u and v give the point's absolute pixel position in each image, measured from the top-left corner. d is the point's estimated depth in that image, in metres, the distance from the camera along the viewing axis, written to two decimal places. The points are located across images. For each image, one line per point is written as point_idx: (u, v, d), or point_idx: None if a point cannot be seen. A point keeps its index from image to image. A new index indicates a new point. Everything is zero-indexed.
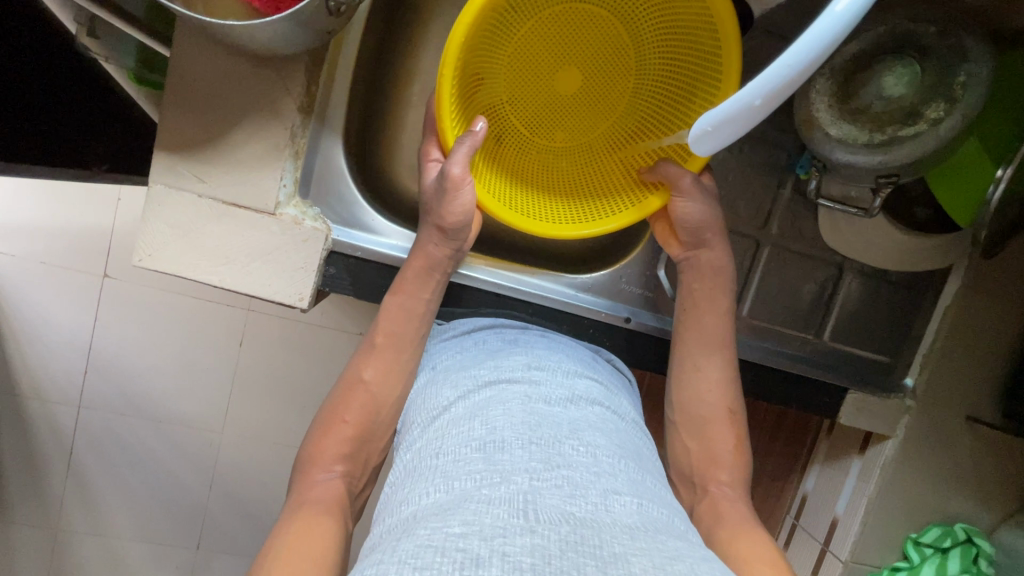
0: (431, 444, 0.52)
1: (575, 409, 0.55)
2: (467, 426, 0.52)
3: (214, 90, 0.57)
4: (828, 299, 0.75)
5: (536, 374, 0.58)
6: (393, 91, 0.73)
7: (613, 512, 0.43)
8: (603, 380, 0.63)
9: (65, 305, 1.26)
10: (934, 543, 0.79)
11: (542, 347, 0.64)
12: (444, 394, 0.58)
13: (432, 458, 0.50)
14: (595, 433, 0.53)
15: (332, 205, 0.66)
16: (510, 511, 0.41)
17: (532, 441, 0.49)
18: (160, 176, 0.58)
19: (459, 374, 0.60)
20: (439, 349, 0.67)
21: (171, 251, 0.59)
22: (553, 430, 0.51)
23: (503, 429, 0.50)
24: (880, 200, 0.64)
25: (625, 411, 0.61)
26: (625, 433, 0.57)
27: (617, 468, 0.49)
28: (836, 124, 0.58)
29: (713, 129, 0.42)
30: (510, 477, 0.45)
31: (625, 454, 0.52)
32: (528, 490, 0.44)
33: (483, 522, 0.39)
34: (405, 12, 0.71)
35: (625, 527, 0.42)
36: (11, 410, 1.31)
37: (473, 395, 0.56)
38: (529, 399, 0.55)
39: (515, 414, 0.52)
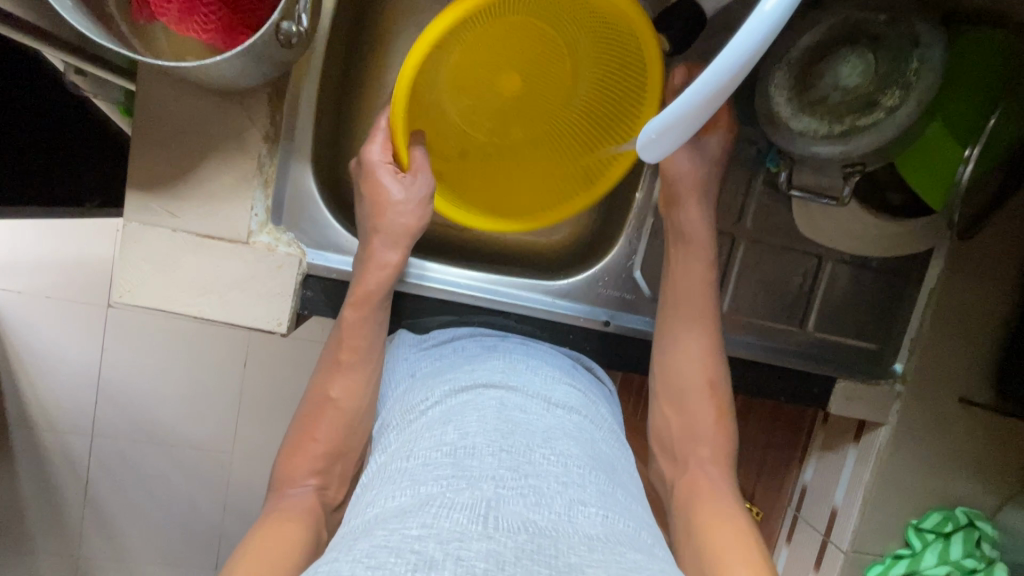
0: (404, 448, 0.53)
1: (548, 418, 0.56)
2: (440, 431, 0.52)
3: (179, 125, 0.58)
4: (809, 290, 0.75)
5: (513, 380, 0.59)
6: (361, 111, 0.74)
7: (576, 522, 0.44)
8: (581, 387, 0.64)
9: (70, 339, 1.29)
10: (934, 529, 0.78)
11: (521, 354, 0.65)
12: (421, 397, 0.59)
13: (403, 460, 0.51)
14: (568, 442, 0.53)
15: (306, 230, 0.66)
16: (470, 516, 0.42)
17: (503, 448, 0.50)
18: (134, 213, 0.59)
19: (436, 379, 0.61)
20: (418, 355, 0.67)
21: (149, 286, 0.60)
22: (525, 438, 0.52)
23: (475, 435, 0.51)
24: (850, 188, 0.64)
25: (602, 418, 0.62)
26: (600, 442, 0.57)
27: (587, 478, 0.50)
28: (796, 117, 0.58)
29: (659, 135, 0.43)
30: (477, 483, 0.46)
31: (597, 464, 0.53)
32: (492, 496, 0.45)
33: (441, 526, 0.40)
34: (367, 34, 0.73)
35: (584, 538, 0.43)
36: (25, 443, 1.34)
37: (449, 400, 0.57)
38: (505, 405, 0.55)
39: (488, 421, 0.53)
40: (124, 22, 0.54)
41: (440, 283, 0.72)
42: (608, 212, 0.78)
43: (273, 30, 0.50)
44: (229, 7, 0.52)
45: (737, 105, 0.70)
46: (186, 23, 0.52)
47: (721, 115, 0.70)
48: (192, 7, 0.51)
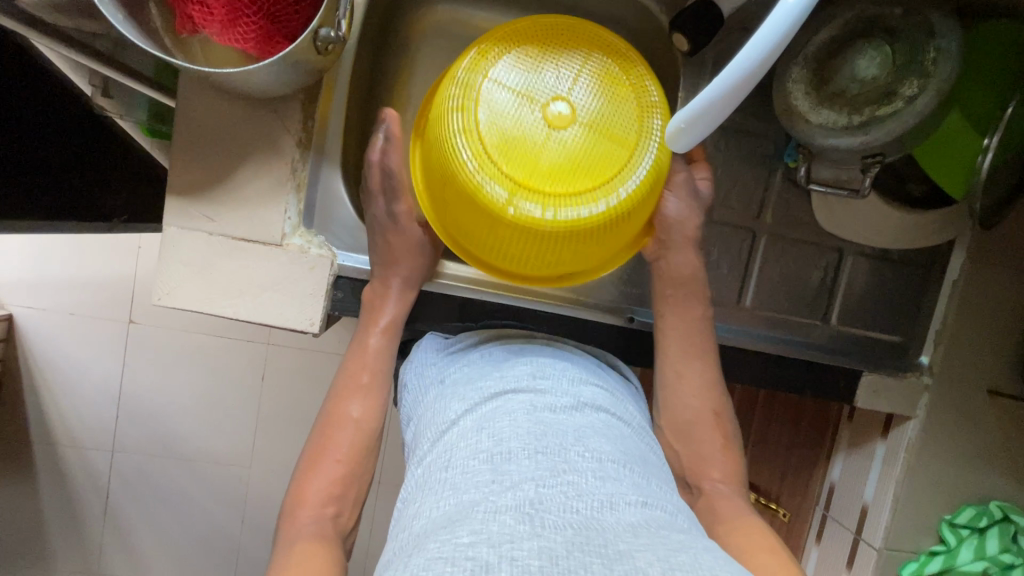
0: (441, 457, 0.53)
1: (579, 417, 0.56)
2: (475, 439, 0.53)
3: (219, 135, 0.61)
4: (831, 285, 0.76)
5: (541, 383, 0.60)
6: (383, 119, 0.77)
7: (618, 512, 0.45)
8: (607, 385, 0.64)
9: (95, 354, 1.31)
10: (969, 524, 0.77)
11: (546, 355, 0.65)
12: (452, 407, 0.59)
13: (442, 470, 0.52)
14: (599, 439, 0.54)
15: (336, 232, 0.69)
16: (516, 518, 0.43)
17: (538, 450, 0.50)
18: (172, 217, 0.61)
19: (466, 387, 0.61)
20: (443, 362, 0.67)
21: (186, 288, 0.62)
22: (558, 438, 0.52)
23: (509, 440, 0.52)
24: (870, 179, 0.65)
25: (629, 417, 0.62)
26: (629, 438, 0.58)
27: (622, 471, 0.50)
28: (814, 110, 0.60)
29: (687, 125, 0.44)
30: (518, 485, 0.46)
31: (630, 458, 0.53)
32: (534, 497, 0.45)
33: (489, 530, 0.41)
34: (389, 45, 0.76)
35: (628, 526, 0.44)
36: (51, 459, 1.35)
37: (480, 407, 0.57)
38: (533, 408, 0.56)
39: (520, 424, 0.54)
40: (168, 35, 0.56)
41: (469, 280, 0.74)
42: None
43: (311, 37, 0.52)
44: (269, 18, 0.54)
45: (752, 102, 0.71)
46: (228, 33, 0.54)
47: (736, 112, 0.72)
48: (234, 18, 0.53)
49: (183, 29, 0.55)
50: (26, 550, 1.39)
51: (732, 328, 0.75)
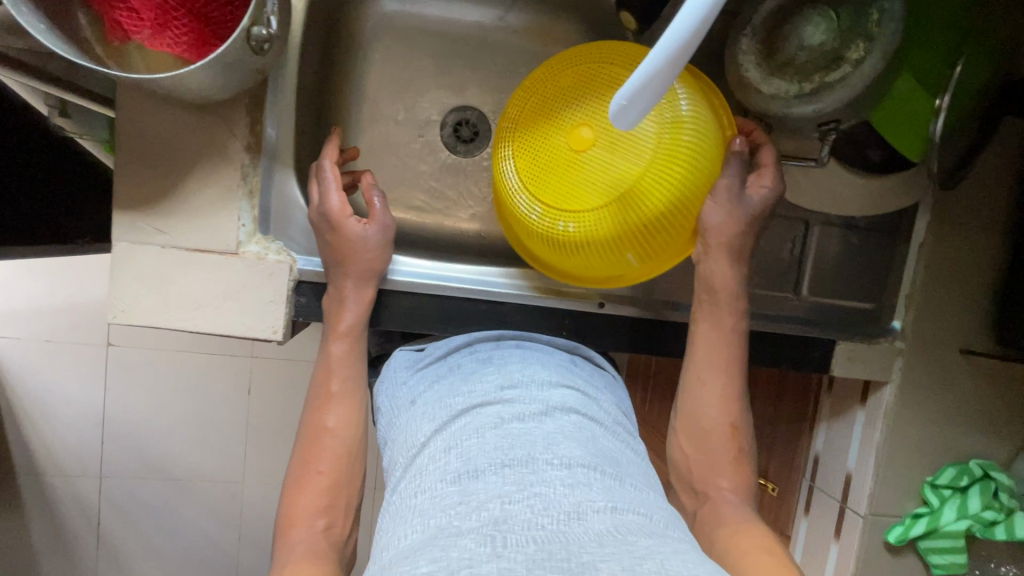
0: (410, 482, 0.52)
1: (549, 423, 0.55)
2: (443, 460, 0.52)
3: (164, 145, 0.59)
4: (800, 256, 0.76)
5: (509, 393, 0.58)
6: (338, 119, 0.76)
7: (586, 521, 0.44)
8: (580, 388, 0.63)
9: (73, 380, 1.28)
10: (950, 484, 0.77)
11: (516, 361, 0.64)
12: (422, 427, 0.58)
13: (411, 497, 0.50)
14: (571, 445, 0.52)
15: (294, 238, 0.67)
16: (477, 540, 0.41)
17: (506, 464, 0.49)
18: (122, 233, 0.60)
19: (436, 405, 0.60)
20: (414, 380, 0.67)
21: (141, 304, 0.60)
22: (527, 449, 0.51)
23: (477, 458, 0.50)
24: (827, 148, 0.65)
25: (605, 417, 0.61)
26: (604, 440, 0.56)
27: (592, 477, 0.49)
28: (766, 81, 0.60)
29: (630, 100, 0.43)
30: (483, 506, 0.45)
31: (604, 462, 0.52)
32: (499, 516, 0.44)
33: (449, 557, 0.40)
34: (339, 43, 0.75)
35: (595, 535, 0.42)
36: (35, 490, 1.32)
37: (448, 426, 0.56)
38: (502, 421, 0.55)
39: (488, 441, 0.52)
40: (97, 41, 0.53)
41: (431, 279, 0.72)
42: None
43: (243, 37, 0.50)
44: (201, 20, 0.52)
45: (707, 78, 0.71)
46: (159, 38, 0.52)
47: None
48: (164, 21, 0.52)
49: (113, 34, 0.53)
50: None
51: None
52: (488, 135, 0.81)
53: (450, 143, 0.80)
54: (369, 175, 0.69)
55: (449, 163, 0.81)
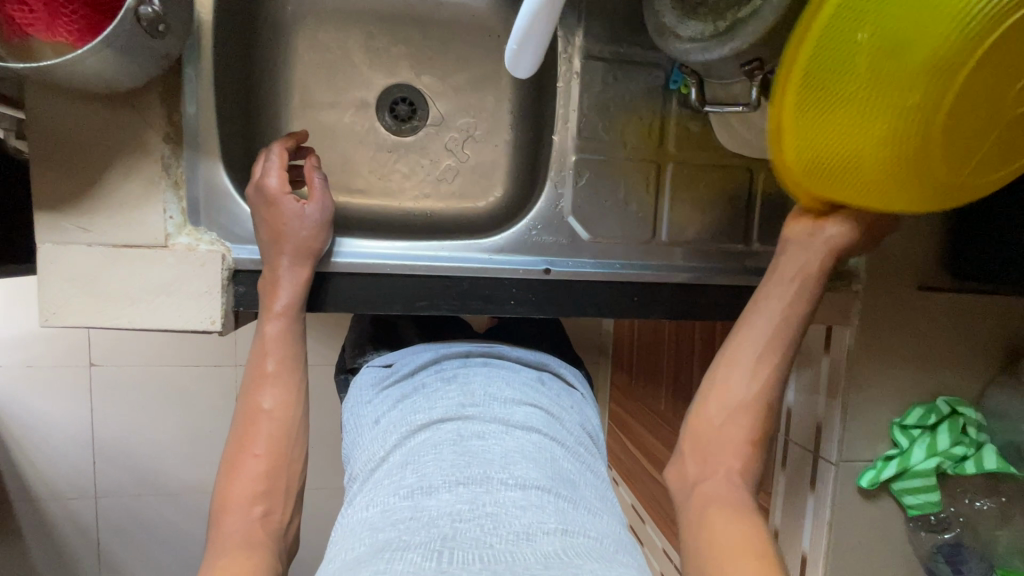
0: (368, 497, 0.57)
1: (508, 441, 0.59)
2: (399, 476, 0.56)
3: (80, 141, 0.58)
4: (747, 204, 0.75)
5: (469, 410, 0.62)
6: (271, 108, 0.76)
7: (534, 542, 0.48)
8: (544, 407, 0.66)
9: (49, 401, 1.27)
10: (919, 423, 0.77)
11: (479, 378, 0.67)
12: (383, 444, 0.62)
13: (365, 511, 0.55)
14: (527, 465, 0.56)
15: (226, 226, 0.65)
16: (424, 555, 0.46)
17: (460, 482, 0.54)
18: (45, 233, 0.59)
19: (396, 423, 0.64)
20: (377, 399, 0.70)
21: (71, 304, 0.60)
22: (483, 468, 0.55)
23: (432, 475, 0.55)
24: (756, 89, 0.61)
25: (568, 435, 0.65)
26: (562, 459, 0.60)
27: (546, 499, 0.53)
28: (682, 24, 0.59)
29: (519, 48, 0.43)
30: (433, 522, 0.49)
31: (557, 481, 0.56)
32: (448, 533, 0.48)
33: (395, 570, 0.44)
34: (264, 29, 0.75)
35: (542, 555, 0.46)
36: (25, 515, 1.32)
37: (408, 442, 0.60)
38: (459, 438, 0.59)
39: (444, 458, 0.56)
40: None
41: (373, 257, 0.69)
42: (536, 164, 0.77)
43: (133, 17, 0.50)
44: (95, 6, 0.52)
45: (635, 30, 0.70)
46: (56, 31, 0.52)
47: (622, 43, 0.70)
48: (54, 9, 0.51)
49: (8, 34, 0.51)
50: None
51: (652, 264, 0.73)
52: (424, 112, 0.81)
53: (389, 124, 0.81)
54: (313, 158, 0.68)
55: (388, 144, 0.81)
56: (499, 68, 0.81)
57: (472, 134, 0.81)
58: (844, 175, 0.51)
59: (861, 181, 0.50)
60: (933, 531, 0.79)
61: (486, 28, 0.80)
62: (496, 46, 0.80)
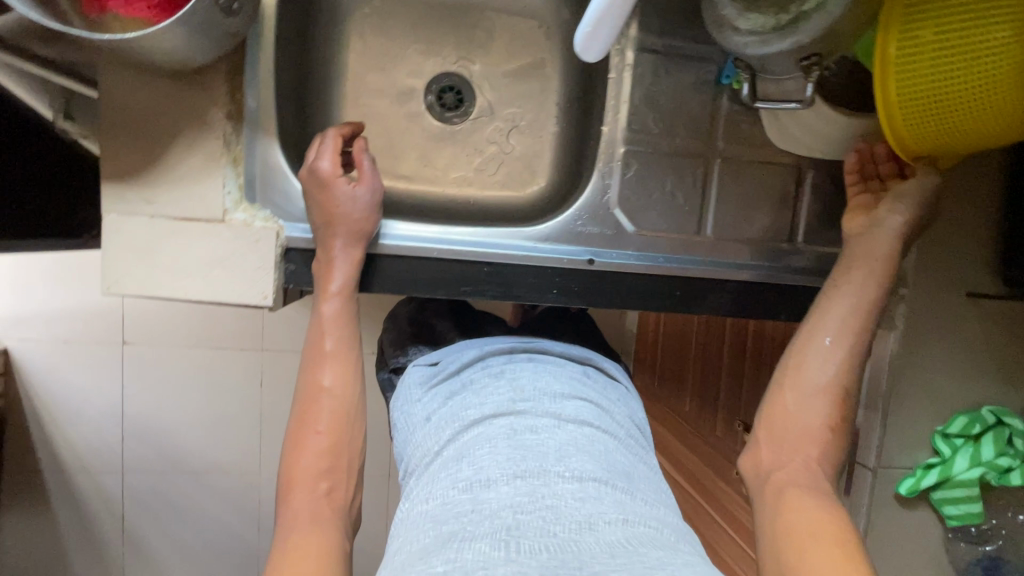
0: (425, 489, 0.58)
1: (561, 435, 0.60)
2: (456, 468, 0.57)
3: (147, 116, 0.60)
4: (794, 203, 0.74)
5: (521, 405, 0.63)
6: (323, 93, 0.78)
7: (597, 532, 0.48)
8: (592, 401, 0.67)
9: (88, 376, 1.31)
10: (962, 432, 0.75)
11: (528, 373, 0.68)
12: (436, 438, 0.64)
13: (424, 503, 0.56)
14: (582, 458, 0.57)
15: (281, 205, 0.67)
16: (492, 544, 0.46)
17: (518, 475, 0.54)
18: (111, 205, 0.61)
19: (447, 418, 0.65)
20: (427, 398, 0.70)
21: (133, 276, 0.62)
22: (538, 461, 0.56)
23: (489, 468, 0.56)
24: (812, 86, 0.61)
25: (618, 429, 0.65)
26: (615, 452, 0.61)
27: (604, 491, 0.54)
28: (742, 17, 0.59)
29: (594, 29, 0.43)
30: (497, 513, 0.50)
31: (612, 474, 0.57)
32: (512, 523, 0.49)
33: (465, 558, 0.45)
34: (321, 14, 0.76)
35: (607, 545, 0.47)
36: (59, 486, 1.35)
37: (461, 436, 0.62)
38: (513, 432, 0.60)
39: (500, 451, 0.57)
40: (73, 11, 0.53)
41: (419, 242, 0.70)
42: (581, 155, 0.78)
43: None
44: None
45: (689, 25, 0.70)
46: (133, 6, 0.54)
47: (676, 36, 0.70)
48: None
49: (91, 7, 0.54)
50: None
51: (697, 259, 0.73)
52: (471, 101, 0.82)
53: (435, 111, 0.82)
54: (361, 141, 0.69)
55: (434, 131, 0.81)
56: (546, 59, 0.81)
57: (517, 124, 0.82)
58: (957, 127, 0.56)
59: (966, 130, 0.56)
60: (972, 543, 0.78)
61: (536, 19, 0.81)
62: (544, 37, 0.81)
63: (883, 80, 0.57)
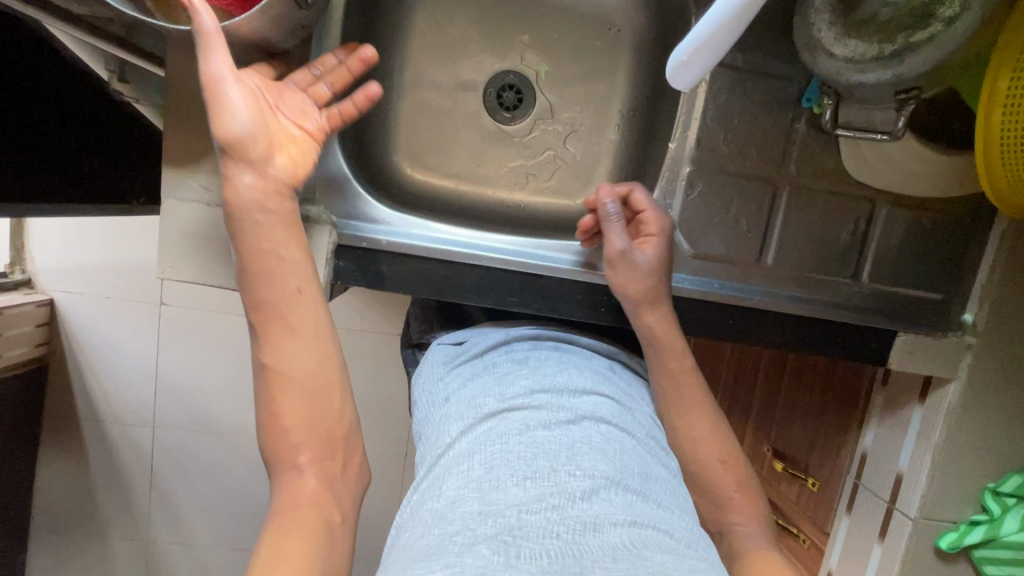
0: (434, 486, 0.52)
1: (575, 431, 0.54)
2: (466, 465, 0.51)
3: (205, 98, 0.59)
4: (863, 238, 0.70)
5: (538, 397, 0.58)
6: (382, 83, 0.76)
7: (601, 534, 0.43)
8: (612, 396, 0.61)
9: (128, 334, 1.34)
10: (1016, 492, 0.71)
11: (552, 364, 0.63)
12: (449, 429, 0.58)
13: (431, 501, 0.50)
14: (594, 457, 0.51)
15: (336, 202, 0.67)
16: (493, 548, 0.41)
17: (528, 475, 0.49)
18: (169, 190, 0.61)
19: (462, 407, 0.59)
20: (450, 376, 0.66)
21: (188, 262, 0.62)
22: (549, 459, 0.50)
23: (498, 466, 0.50)
24: (905, 119, 0.57)
25: (637, 428, 0.59)
26: (630, 451, 0.55)
27: (615, 492, 0.48)
28: (839, 42, 0.55)
29: (690, 56, 0.40)
30: (500, 513, 0.45)
31: (626, 475, 0.50)
32: (515, 523, 0.43)
33: (463, 563, 0.40)
34: (386, 2, 0.74)
35: (610, 549, 0.41)
36: (96, 437, 1.40)
37: (474, 428, 0.56)
38: (527, 427, 0.54)
39: (511, 448, 0.52)
40: None
41: (467, 249, 0.68)
42: (641, 169, 0.75)
43: None
44: None
45: (774, 41, 0.65)
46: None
47: (758, 51, 0.66)
48: None
49: None
50: (78, 524, 1.45)
51: (752, 288, 0.70)
52: (531, 102, 0.79)
53: (494, 110, 0.79)
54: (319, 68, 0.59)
55: (490, 131, 0.79)
56: (613, 64, 0.78)
57: (576, 129, 0.79)
58: None
59: None
60: None
61: (606, 20, 0.77)
62: (613, 40, 0.77)
63: (987, 113, 0.54)
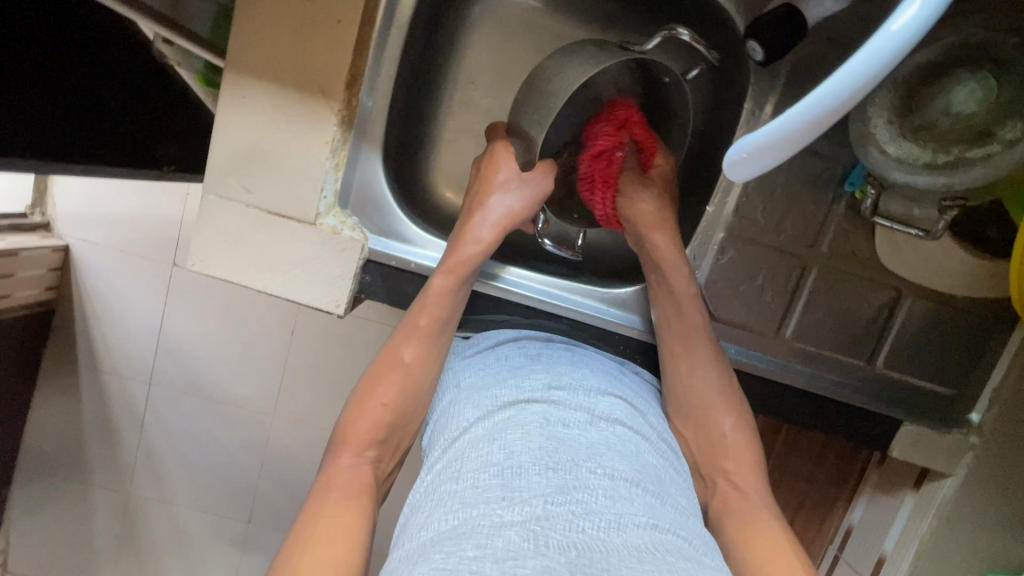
0: (452, 467, 0.50)
1: (594, 432, 0.52)
2: (486, 450, 0.50)
3: (266, 101, 0.60)
4: (883, 325, 0.70)
5: (557, 394, 0.56)
6: (429, 102, 0.76)
7: (625, 532, 0.42)
8: (627, 399, 0.60)
9: (137, 290, 1.29)
10: None
11: (565, 364, 0.61)
12: (466, 413, 0.57)
13: (450, 482, 0.49)
14: (614, 458, 0.50)
15: (369, 215, 0.68)
16: (522, 534, 0.41)
17: (550, 466, 0.47)
18: (212, 186, 0.62)
19: (481, 394, 0.58)
20: (462, 366, 0.65)
21: (219, 257, 0.63)
22: (569, 453, 0.49)
23: (521, 454, 0.48)
24: (945, 223, 0.59)
25: (650, 432, 0.58)
26: (647, 456, 0.53)
27: (634, 492, 0.46)
28: (895, 142, 0.56)
29: (752, 154, 0.39)
30: (524, 501, 0.44)
31: (646, 479, 0.49)
32: (541, 513, 0.43)
33: (495, 545, 0.40)
34: (448, 23, 0.74)
35: (633, 549, 0.40)
36: (89, 385, 1.35)
37: (495, 415, 0.54)
38: (548, 421, 0.52)
39: (533, 438, 0.50)
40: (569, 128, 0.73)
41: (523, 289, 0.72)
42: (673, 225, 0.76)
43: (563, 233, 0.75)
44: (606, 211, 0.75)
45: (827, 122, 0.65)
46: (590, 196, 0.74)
47: None
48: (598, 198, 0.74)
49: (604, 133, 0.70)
50: (60, 467, 1.40)
51: (766, 358, 0.71)
52: None
53: None
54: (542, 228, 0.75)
55: None
56: None
57: None
58: None
59: None
60: None
61: None
62: None
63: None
